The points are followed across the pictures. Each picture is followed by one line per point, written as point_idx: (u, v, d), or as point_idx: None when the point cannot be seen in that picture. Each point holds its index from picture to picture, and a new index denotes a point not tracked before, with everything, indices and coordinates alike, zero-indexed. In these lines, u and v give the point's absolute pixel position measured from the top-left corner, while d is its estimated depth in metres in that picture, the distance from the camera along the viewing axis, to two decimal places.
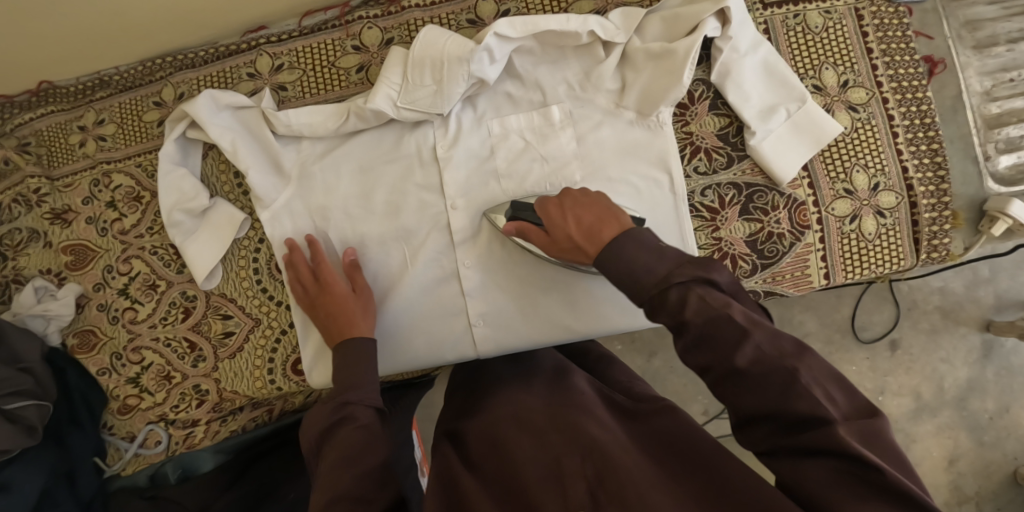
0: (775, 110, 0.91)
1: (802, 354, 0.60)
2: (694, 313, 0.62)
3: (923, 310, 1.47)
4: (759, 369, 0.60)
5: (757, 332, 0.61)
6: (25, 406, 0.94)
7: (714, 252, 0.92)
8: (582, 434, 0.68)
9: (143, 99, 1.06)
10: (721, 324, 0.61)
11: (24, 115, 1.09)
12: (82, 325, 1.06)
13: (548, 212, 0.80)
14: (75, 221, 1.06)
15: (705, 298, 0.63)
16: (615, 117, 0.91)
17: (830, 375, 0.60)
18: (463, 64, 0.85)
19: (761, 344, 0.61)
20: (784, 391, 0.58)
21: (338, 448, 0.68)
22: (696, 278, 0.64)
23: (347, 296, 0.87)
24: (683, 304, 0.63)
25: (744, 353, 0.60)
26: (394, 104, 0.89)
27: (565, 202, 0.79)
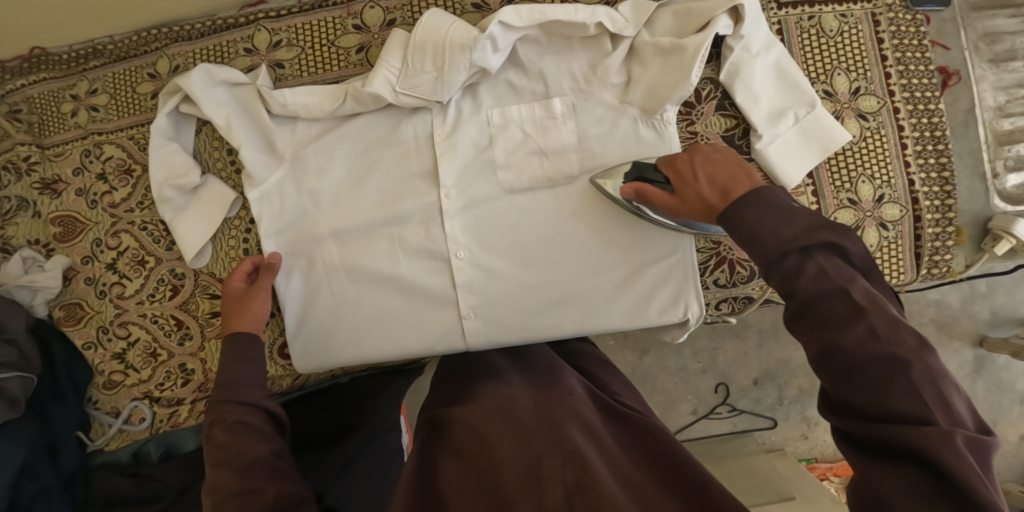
0: (783, 114, 0.89)
1: (917, 349, 0.54)
2: (814, 280, 0.59)
3: (918, 322, 1.46)
4: (868, 351, 0.55)
5: (876, 314, 0.56)
6: (8, 378, 0.92)
7: (711, 256, 0.90)
8: (565, 440, 0.66)
9: (138, 70, 1.03)
10: (833, 299, 0.58)
11: (15, 81, 1.07)
12: (70, 298, 1.05)
13: (676, 169, 0.74)
14: (65, 192, 1.06)
15: (826, 269, 0.59)
16: (619, 113, 0.89)
17: (948, 381, 0.54)
18: (467, 52, 0.82)
19: (877, 327, 0.55)
20: (879, 384, 0.54)
21: (222, 446, 0.71)
22: (829, 244, 0.60)
23: (246, 297, 0.87)
24: (801, 270, 0.59)
25: (854, 332, 0.55)
26: (391, 89, 0.86)
27: (695, 160, 0.73)
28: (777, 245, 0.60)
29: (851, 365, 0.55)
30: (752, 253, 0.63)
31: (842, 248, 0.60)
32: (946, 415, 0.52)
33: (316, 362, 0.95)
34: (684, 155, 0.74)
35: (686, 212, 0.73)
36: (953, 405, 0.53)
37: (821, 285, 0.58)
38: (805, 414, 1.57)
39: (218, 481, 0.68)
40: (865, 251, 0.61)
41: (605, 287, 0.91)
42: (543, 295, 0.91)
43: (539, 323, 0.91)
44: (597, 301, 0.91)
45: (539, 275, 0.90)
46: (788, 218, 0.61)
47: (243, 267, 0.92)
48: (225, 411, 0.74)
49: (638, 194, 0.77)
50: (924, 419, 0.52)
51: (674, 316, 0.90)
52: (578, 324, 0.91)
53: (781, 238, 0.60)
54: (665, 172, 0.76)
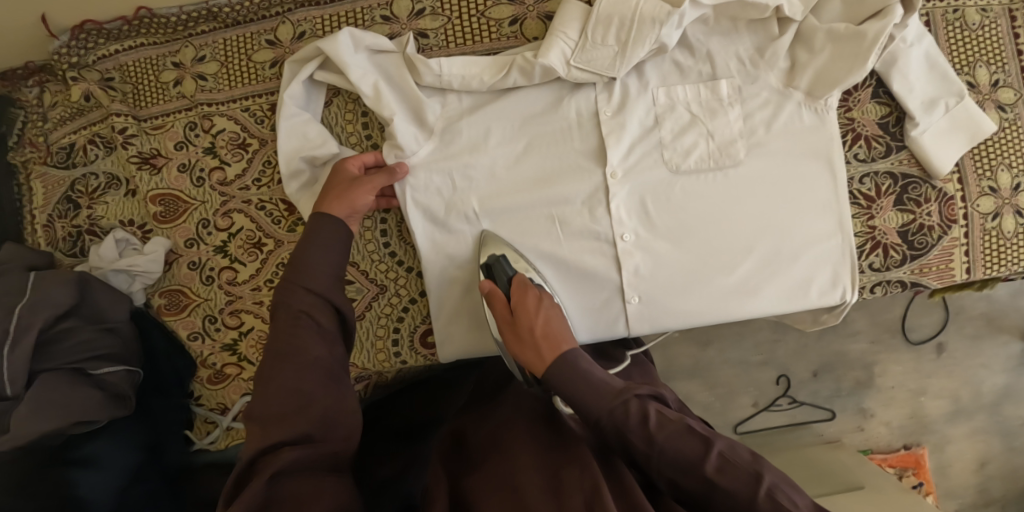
0: (935, 103, 0.90)
1: (757, 459, 0.65)
2: (658, 426, 0.66)
3: (969, 315, 1.53)
4: (725, 477, 0.63)
5: (718, 439, 0.66)
6: (114, 371, 0.88)
7: (867, 240, 0.92)
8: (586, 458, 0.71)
9: (255, 35, 0.95)
10: (682, 437, 0.66)
11: (109, 46, 0.97)
12: (171, 284, 0.97)
13: (527, 293, 0.81)
14: (165, 167, 0.97)
15: (662, 413, 0.68)
16: (784, 97, 0.89)
17: (785, 480, 0.65)
18: (657, 26, 0.80)
19: (723, 450, 0.65)
20: (750, 499, 0.61)
21: (285, 334, 0.69)
22: (651, 394, 0.71)
23: (354, 182, 0.83)
24: (644, 417, 0.67)
25: (711, 460, 0.64)
26: (565, 62, 0.84)
27: (545, 298, 0.81)
28: (613, 397, 0.69)
29: (721, 494, 0.62)
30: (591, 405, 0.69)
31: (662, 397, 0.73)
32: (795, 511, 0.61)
33: (464, 348, 0.90)
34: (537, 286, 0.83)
35: (516, 343, 0.79)
36: (799, 501, 0.62)
37: (666, 430, 0.66)
38: (861, 406, 1.55)
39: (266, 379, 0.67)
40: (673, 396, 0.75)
41: (765, 271, 0.90)
42: (706, 278, 0.90)
43: (700, 307, 0.90)
44: (758, 286, 0.90)
45: (701, 258, 0.90)
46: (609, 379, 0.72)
47: (364, 157, 0.87)
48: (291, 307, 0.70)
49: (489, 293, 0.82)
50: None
51: (831, 299, 0.92)
52: (740, 307, 0.91)
53: (615, 390, 0.69)
54: (514, 285, 0.83)
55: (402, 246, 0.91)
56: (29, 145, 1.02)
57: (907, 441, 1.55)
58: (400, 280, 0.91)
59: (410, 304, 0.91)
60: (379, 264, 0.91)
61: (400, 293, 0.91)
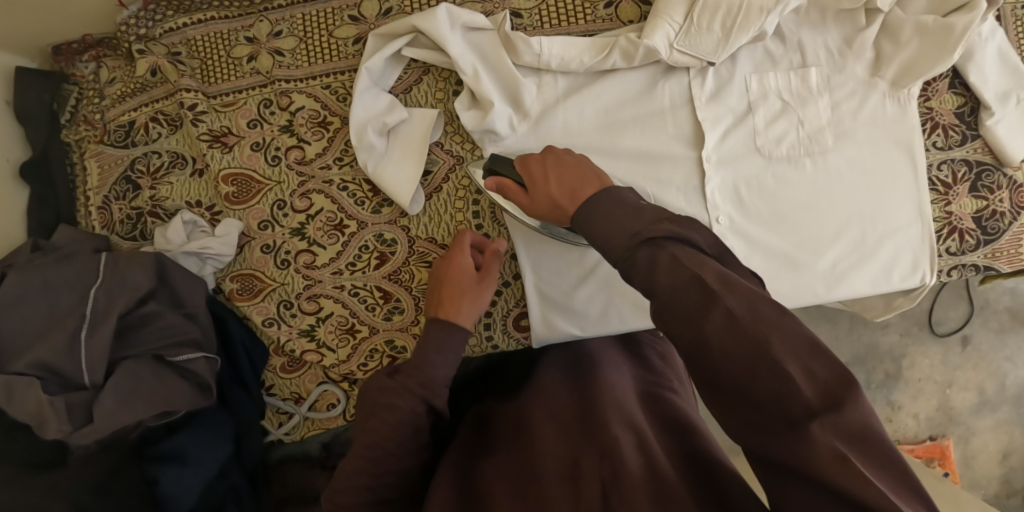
0: (1008, 96, 0.94)
1: (774, 323, 0.50)
2: (664, 274, 0.55)
3: (995, 309, 1.64)
4: (724, 337, 0.50)
5: (730, 294, 0.52)
6: (194, 359, 0.83)
7: (945, 225, 0.95)
8: (605, 431, 0.69)
9: (336, 11, 0.92)
10: (683, 293, 0.53)
11: (178, 18, 0.93)
12: (242, 268, 0.92)
13: (531, 168, 0.75)
14: (237, 146, 0.93)
15: (678, 257, 0.55)
16: (870, 87, 0.91)
17: (810, 345, 0.50)
18: (764, 15, 0.81)
19: (734, 308, 0.51)
20: (749, 369, 0.49)
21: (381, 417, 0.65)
22: (674, 236, 0.57)
23: (473, 286, 0.78)
24: (652, 265, 0.56)
25: (712, 319, 0.51)
26: (669, 44, 0.84)
27: (548, 159, 0.74)
28: (626, 241, 0.59)
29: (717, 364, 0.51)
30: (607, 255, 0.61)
31: (689, 237, 0.58)
32: (809, 384, 0.48)
33: (562, 332, 0.89)
34: (536, 154, 0.76)
35: (534, 206, 0.74)
36: (821, 375, 0.48)
37: (676, 274, 0.54)
38: (890, 398, 1.63)
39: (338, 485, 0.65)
40: (712, 236, 0.59)
41: (853, 257, 0.92)
42: (799, 261, 0.91)
43: (792, 290, 0.92)
44: (848, 270, 0.92)
45: (794, 240, 0.91)
46: (634, 212, 0.61)
47: (459, 258, 0.80)
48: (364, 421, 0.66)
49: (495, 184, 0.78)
50: (795, 400, 0.48)
51: (911, 283, 0.94)
52: (829, 290, 0.92)
53: (631, 232, 0.59)
54: (522, 168, 0.76)
55: (495, 227, 0.89)
56: (85, 123, 0.97)
57: (933, 433, 1.63)
58: None
59: (502, 288, 0.90)
60: None
61: None
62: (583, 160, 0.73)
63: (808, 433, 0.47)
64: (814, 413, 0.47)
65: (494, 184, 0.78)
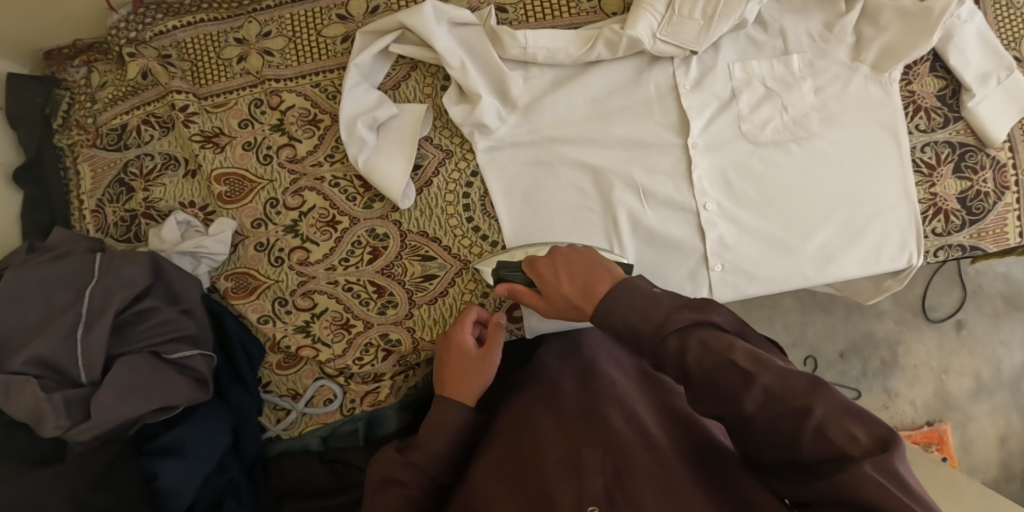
0: (988, 77, 0.95)
1: (813, 392, 0.56)
2: (700, 356, 0.60)
3: (988, 294, 1.65)
4: (767, 413, 0.56)
5: (765, 373, 0.58)
6: (190, 356, 0.84)
7: (930, 206, 0.96)
8: (608, 429, 0.72)
9: (324, 10, 0.93)
10: (721, 370, 0.59)
11: (168, 22, 0.95)
12: (236, 267, 0.93)
13: (538, 268, 0.75)
14: (229, 146, 0.94)
15: (707, 341, 0.60)
16: (853, 71, 0.92)
17: (847, 411, 0.55)
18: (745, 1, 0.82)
19: (771, 387, 0.57)
20: (791, 438, 0.55)
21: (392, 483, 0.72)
22: (700, 322, 0.62)
23: (475, 361, 0.80)
24: (684, 351, 0.61)
25: (753, 397, 0.57)
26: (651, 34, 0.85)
27: (556, 260, 0.74)
28: (653, 331, 0.63)
29: (759, 427, 0.57)
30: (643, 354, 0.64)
31: (713, 320, 0.63)
32: (853, 445, 0.53)
33: (557, 322, 0.93)
34: (544, 257, 0.76)
35: (551, 311, 0.75)
36: (860, 435, 0.54)
37: (709, 360, 0.59)
38: (887, 386, 1.64)
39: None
40: (733, 318, 0.65)
41: (841, 240, 0.93)
42: (789, 245, 0.92)
43: (782, 274, 0.93)
44: (837, 253, 0.93)
45: (784, 225, 0.92)
46: (653, 303, 0.64)
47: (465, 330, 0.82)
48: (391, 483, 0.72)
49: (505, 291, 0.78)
50: (841, 454, 0.53)
51: (899, 264, 0.95)
52: (819, 273, 0.93)
53: (653, 324, 0.63)
54: (530, 272, 0.77)
55: (485, 219, 0.90)
56: (77, 127, 0.98)
57: (930, 418, 1.64)
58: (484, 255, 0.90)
59: None
60: (462, 238, 0.90)
61: None
62: (597, 259, 0.72)
63: (856, 472, 0.52)
64: (859, 459, 0.52)
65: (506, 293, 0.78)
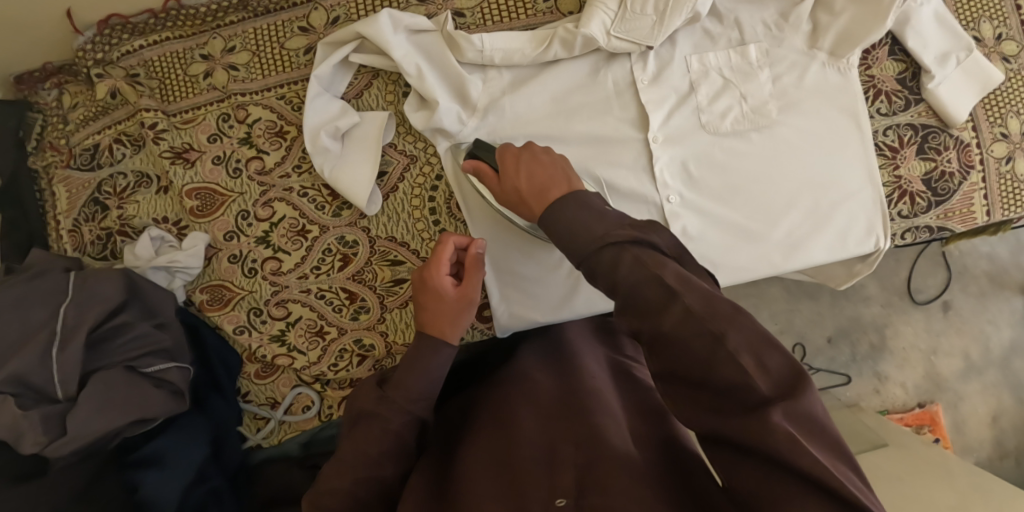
0: (947, 58, 0.96)
1: (734, 314, 0.51)
2: (625, 276, 0.58)
3: (973, 274, 1.66)
4: (685, 335, 0.52)
5: (690, 293, 0.54)
6: (167, 368, 0.85)
7: (895, 189, 0.97)
8: (582, 418, 0.69)
9: (287, 23, 0.95)
10: (649, 288, 0.56)
11: (134, 41, 0.96)
12: (211, 280, 0.95)
13: (504, 163, 0.77)
14: (199, 161, 0.95)
15: (640, 258, 0.58)
16: (810, 58, 0.94)
17: (763, 339, 0.51)
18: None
19: (693, 305, 0.53)
20: (705, 369, 0.51)
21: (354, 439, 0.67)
22: (635, 238, 0.60)
23: (452, 302, 0.78)
24: (616, 264, 0.58)
25: (672, 315, 0.53)
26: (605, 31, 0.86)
27: (522, 158, 0.76)
28: (592, 240, 0.62)
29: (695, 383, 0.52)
30: (571, 242, 0.64)
31: (650, 241, 0.60)
32: (764, 376, 0.49)
33: (526, 320, 0.92)
34: (514, 148, 0.78)
35: (502, 197, 0.78)
36: (772, 365, 0.50)
37: (636, 274, 0.57)
38: (877, 370, 1.64)
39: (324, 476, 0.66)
40: (673, 240, 0.61)
41: (806, 226, 0.94)
42: (753, 233, 0.93)
43: (748, 262, 0.93)
44: (803, 239, 0.94)
45: (748, 213, 0.93)
46: (599, 217, 0.64)
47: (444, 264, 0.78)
48: (373, 415, 0.69)
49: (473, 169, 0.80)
50: (752, 386, 0.49)
51: (865, 248, 0.95)
52: (784, 260, 0.94)
53: (597, 235, 0.62)
54: (498, 164, 0.78)
55: (452, 222, 0.92)
56: (50, 148, 1.00)
57: (921, 400, 1.64)
58: None
59: None
60: (430, 242, 0.92)
61: None
62: (552, 163, 0.74)
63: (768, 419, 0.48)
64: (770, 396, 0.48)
65: (471, 167, 0.80)
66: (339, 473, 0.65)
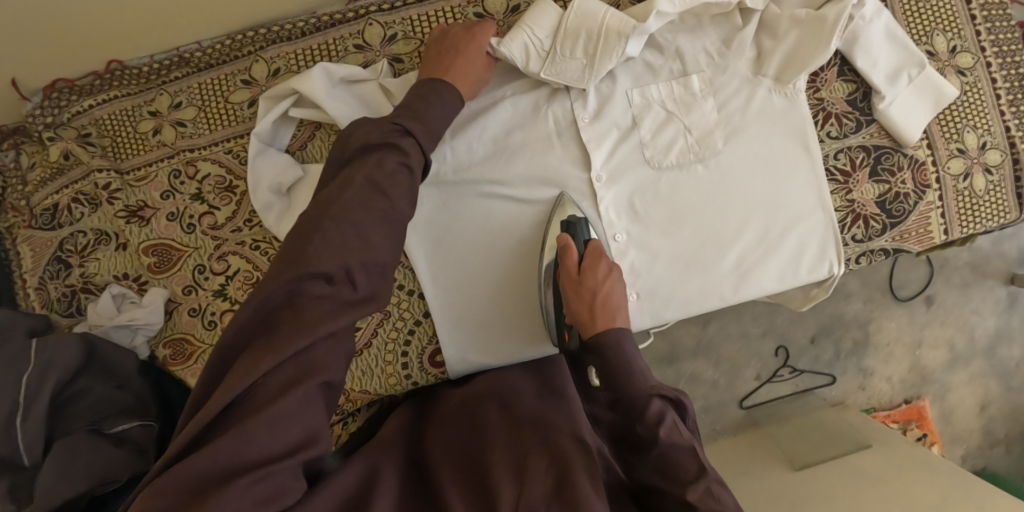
0: (898, 75, 0.94)
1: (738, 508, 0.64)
2: (670, 432, 0.67)
3: (955, 266, 1.63)
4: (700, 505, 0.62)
5: (710, 480, 0.65)
6: (131, 426, 0.89)
7: (848, 213, 0.95)
8: (554, 437, 0.74)
9: (229, 76, 0.95)
10: (679, 455, 0.66)
11: (83, 102, 0.97)
12: (173, 333, 0.97)
13: (596, 262, 0.83)
14: (154, 218, 0.97)
15: (677, 427, 0.68)
16: (754, 84, 0.92)
17: None
18: (622, 39, 0.85)
19: (711, 487, 0.64)
20: None
21: (335, 250, 0.63)
22: (672, 401, 0.71)
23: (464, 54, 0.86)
24: (660, 419, 0.67)
25: (694, 489, 0.64)
26: (525, 52, 0.87)
27: (612, 276, 0.82)
28: (644, 390, 0.70)
29: None
30: (632, 383, 0.71)
31: (683, 410, 0.73)
32: None
33: (474, 363, 0.94)
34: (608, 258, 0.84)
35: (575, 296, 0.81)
36: None
37: (674, 440, 0.66)
38: (861, 366, 1.63)
39: (322, 230, 0.63)
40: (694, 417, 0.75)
41: (759, 254, 0.92)
42: (703, 264, 0.92)
43: (697, 293, 0.93)
44: (755, 267, 0.92)
45: (698, 243, 0.92)
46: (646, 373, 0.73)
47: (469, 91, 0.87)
48: (383, 148, 0.72)
49: (563, 245, 0.83)
50: None
51: (820, 274, 0.94)
52: (736, 290, 0.93)
53: (650, 383, 0.71)
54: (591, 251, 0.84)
55: (401, 270, 0.93)
56: (13, 210, 1.02)
57: (908, 395, 1.64)
58: (403, 303, 0.93)
59: (416, 326, 0.93)
60: None
61: (404, 316, 0.93)
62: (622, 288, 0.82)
63: None
64: None
65: (564, 244, 0.83)
66: (326, 247, 0.62)
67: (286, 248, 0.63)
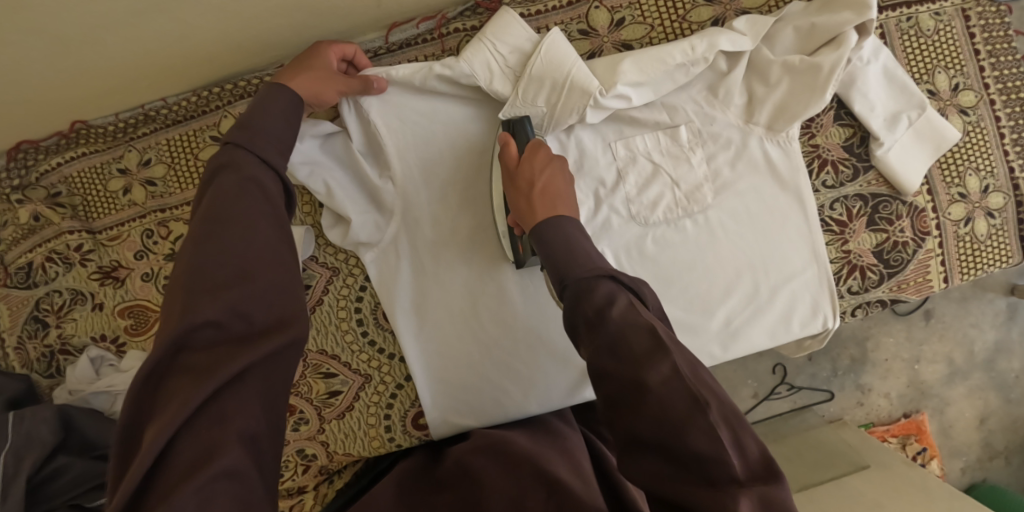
0: (897, 118, 0.89)
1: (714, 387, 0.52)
2: (621, 312, 0.56)
3: None
4: (670, 388, 0.50)
5: (675, 352, 0.53)
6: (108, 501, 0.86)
7: (843, 265, 0.92)
8: (549, 474, 0.70)
9: (200, 132, 0.94)
10: (630, 334, 0.54)
11: (51, 160, 0.94)
12: None
13: (535, 154, 0.77)
14: (129, 279, 0.95)
15: (631, 305, 0.57)
16: (744, 134, 0.88)
17: (740, 424, 0.51)
18: (586, 99, 0.82)
19: (678, 364, 0.52)
20: (685, 423, 0.49)
21: (222, 264, 0.57)
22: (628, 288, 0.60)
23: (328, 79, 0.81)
24: (608, 302, 0.57)
25: (658, 370, 0.51)
26: (488, 71, 0.82)
27: (551, 161, 0.76)
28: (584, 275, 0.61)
29: (647, 417, 0.50)
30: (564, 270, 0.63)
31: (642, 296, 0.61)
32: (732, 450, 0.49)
33: (457, 425, 0.91)
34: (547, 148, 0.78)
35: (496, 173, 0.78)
36: (750, 451, 0.49)
37: (627, 319, 0.55)
38: (858, 382, 1.52)
39: (201, 257, 0.57)
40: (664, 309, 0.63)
41: (748, 312, 0.89)
42: (692, 324, 0.89)
43: None
44: (744, 326, 0.89)
45: (686, 302, 0.89)
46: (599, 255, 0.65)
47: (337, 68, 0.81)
48: (238, 166, 0.64)
49: (501, 141, 0.79)
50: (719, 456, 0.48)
51: (814, 327, 0.91)
52: (726, 350, 0.90)
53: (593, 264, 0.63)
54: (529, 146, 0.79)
55: (380, 333, 0.91)
56: None
57: (906, 409, 1.54)
58: (384, 367, 0.92)
59: (398, 389, 0.92)
60: (360, 353, 0.92)
61: (385, 380, 0.92)
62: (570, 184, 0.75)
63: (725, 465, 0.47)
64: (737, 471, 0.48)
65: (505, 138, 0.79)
66: (206, 266, 0.56)
67: (166, 307, 0.56)
